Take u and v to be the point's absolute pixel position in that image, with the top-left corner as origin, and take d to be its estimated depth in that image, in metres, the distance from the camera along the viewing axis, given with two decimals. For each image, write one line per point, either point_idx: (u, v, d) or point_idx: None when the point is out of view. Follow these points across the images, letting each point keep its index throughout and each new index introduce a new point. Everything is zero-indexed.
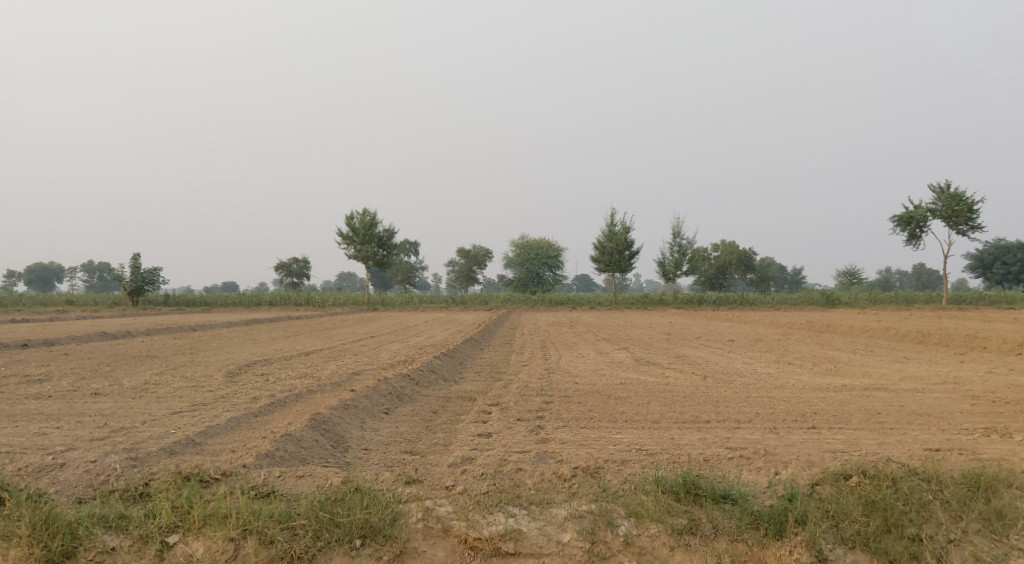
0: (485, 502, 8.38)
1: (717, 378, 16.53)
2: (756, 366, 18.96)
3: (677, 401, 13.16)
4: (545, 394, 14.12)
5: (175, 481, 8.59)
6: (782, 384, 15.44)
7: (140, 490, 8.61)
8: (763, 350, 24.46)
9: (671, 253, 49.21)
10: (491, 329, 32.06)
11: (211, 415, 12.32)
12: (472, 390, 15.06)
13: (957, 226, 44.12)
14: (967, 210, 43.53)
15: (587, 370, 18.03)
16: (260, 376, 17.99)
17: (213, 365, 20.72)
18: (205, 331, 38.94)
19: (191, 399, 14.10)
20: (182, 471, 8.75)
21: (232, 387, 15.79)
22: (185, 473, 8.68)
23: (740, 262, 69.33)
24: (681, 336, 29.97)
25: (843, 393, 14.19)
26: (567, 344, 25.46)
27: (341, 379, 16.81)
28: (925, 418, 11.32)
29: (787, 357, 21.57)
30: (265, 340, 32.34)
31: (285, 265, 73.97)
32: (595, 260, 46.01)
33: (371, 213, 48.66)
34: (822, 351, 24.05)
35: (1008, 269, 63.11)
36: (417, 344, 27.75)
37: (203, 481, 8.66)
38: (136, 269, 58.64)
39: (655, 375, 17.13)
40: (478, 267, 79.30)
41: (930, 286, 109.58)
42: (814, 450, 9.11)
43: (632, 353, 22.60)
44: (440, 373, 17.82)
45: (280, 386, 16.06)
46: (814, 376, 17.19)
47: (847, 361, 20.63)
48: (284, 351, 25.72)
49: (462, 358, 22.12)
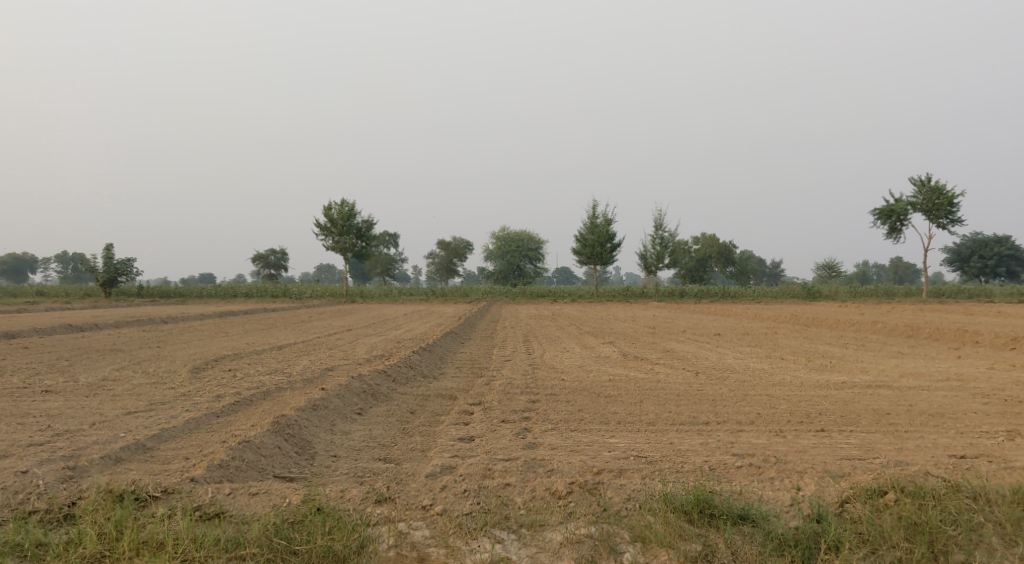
0: (467, 526, 7.48)
1: (709, 375, 15.70)
2: (748, 362, 18.12)
3: (671, 401, 12.31)
4: (529, 392, 13.23)
5: (106, 501, 7.64)
6: (779, 382, 14.59)
7: (65, 512, 7.63)
8: (752, 345, 23.66)
9: (653, 245, 48.47)
10: (472, 322, 31.14)
11: (167, 416, 11.36)
12: (452, 387, 14.16)
13: (937, 219, 43.62)
14: (948, 203, 43.05)
15: (573, 366, 17.15)
16: (227, 371, 17.01)
17: (180, 359, 19.71)
18: (177, 323, 37.81)
19: (148, 398, 13.11)
20: (116, 489, 7.79)
21: (195, 384, 14.81)
22: (119, 492, 7.73)
23: (721, 256, 68.72)
24: (667, 330, 29.13)
25: (845, 391, 13.35)
26: (550, 338, 24.65)
27: (312, 376, 15.86)
28: (941, 420, 10.48)
29: (778, 352, 20.74)
30: (238, 334, 31.28)
31: (261, 257, 72.74)
32: (576, 252, 45.16)
33: (349, 203, 47.59)
34: (813, 345, 23.24)
35: (986, 262, 62.94)
36: (395, 337, 26.83)
37: (139, 501, 7.71)
38: (109, 260, 57.31)
39: (644, 371, 16.25)
40: (458, 259, 78.41)
41: (908, 280, 109.66)
42: (832, 458, 8.28)
43: (618, 348, 21.73)
44: (418, 369, 16.92)
45: (247, 383, 15.08)
46: (810, 372, 16.37)
47: (841, 357, 19.81)
48: (257, 345, 24.71)
49: (442, 353, 21.18)
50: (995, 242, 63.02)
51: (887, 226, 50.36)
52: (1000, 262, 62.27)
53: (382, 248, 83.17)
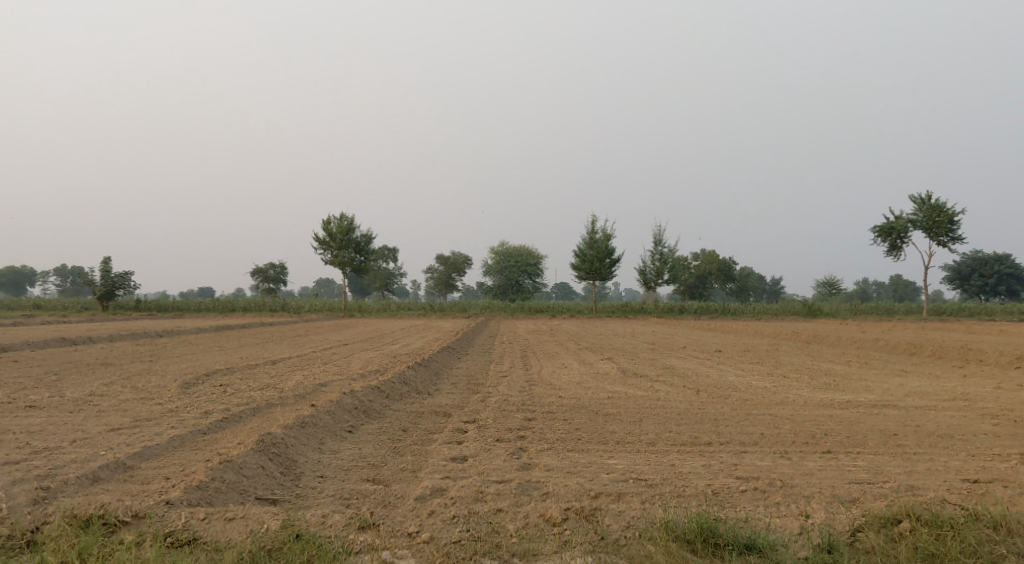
0: (455, 554, 7.09)
1: (711, 393, 15.36)
2: (750, 380, 17.78)
3: (672, 420, 11.97)
4: (525, 410, 12.89)
5: (73, 527, 7.27)
6: (782, 401, 14.25)
7: (29, 537, 7.26)
8: (753, 362, 23.30)
9: (652, 261, 48.18)
10: (469, 337, 30.77)
11: (152, 433, 10.99)
12: (447, 404, 13.82)
13: (937, 237, 43.35)
14: (948, 221, 42.81)
15: (571, 383, 16.78)
16: (218, 386, 16.64)
17: (171, 374, 19.33)
18: (172, 337, 37.42)
19: (133, 414, 12.75)
20: (85, 512, 7.43)
21: (184, 400, 14.43)
22: (88, 517, 7.36)
23: (720, 272, 68.40)
24: (667, 347, 28.76)
25: (850, 411, 13.00)
26: (549, 353, 24.30)
27: (305, 391, 15.51)
28: (951, 442, 10.14)
29: (780, 370, 20.36)
30: (232, 348, 30.87)
31: (260, 270, 72.39)
32: (575, 267, 44.85)
33: (348, 218, 47.30)
34: (815, 363, 22.87)
35: (985, 281, 62.67)
36: (392, 352, 26.47)
37: (109, 525, 7.34)
38: (106, 273, 56.92)
39: (644, 389, 15.88)
40: (457, 274, 78.12)
41: (907, 297, 109.41)
42: (840, 482, 7.95)
43: (618, 364, 21.35)
44: (413, 384, 16.57)
45: (237, 399, 14.72)
46: (813, 391, 16.03)
47: (844, 375, 19.45)
48: (250, 360, 24.33)
49: (438, 368, 20.82)
50: (995, 260, 62.79)
51: (887, 243, 50.09)
52: (1000, 280, 62.02)
53: (381, 263, 82.88)
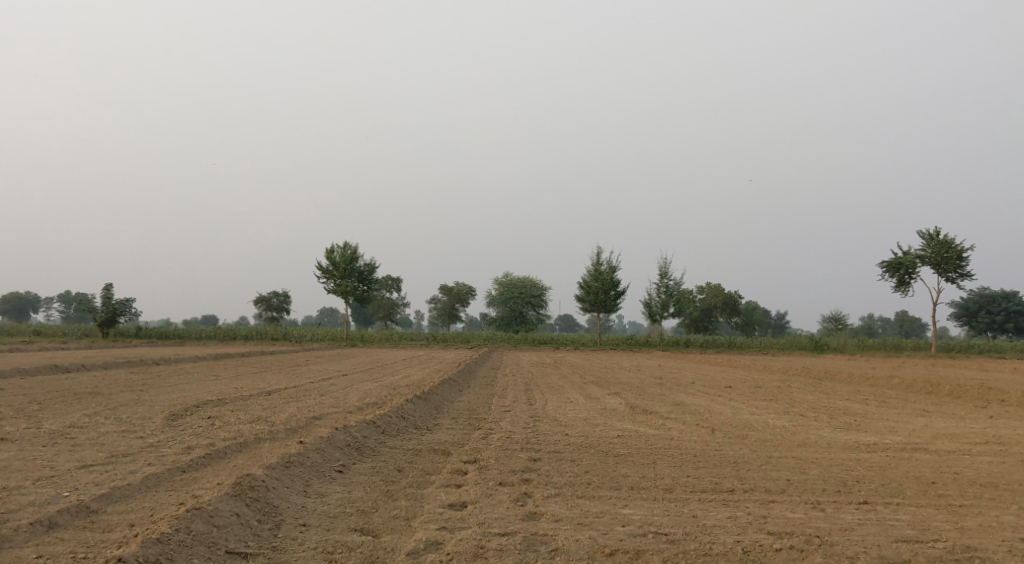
0: None
1: (727, 432, 14.51)
2: (767, 419, 16.89)
3: (689, 463, 11.11)
4: (530, 449, 12.03)
5: None
6: (803, 442, 13.39)
7: None
8: (766, 399, 22.37)
9: (658, 294, 47.37)
10: (471, 369, 29.88)
11: (126, 471, 10.13)
12: (447, 442, 12.96)
13: (946, 273, 42.51)
14: (958, 257, 42.01)
15: (578, 419, 15.91)
16: (205, 419, 15.79)
17: (159, 405, 18.46)
18: (168, 366, 36.55)
19: (110, 448, 11.89)
20: None
21: (167, 434, 13.58)
22: None
23: (726, 306, 67.46)
24: (675, 382, 27.84)
25: (878, 455, 12.14)
26: (554, 387, 23.44)
27: (297, 425, 14.67)
28: (997, 492, 9.28)
29: (796, 408, 19.44)
30: (229, 377, 30.01)
31: (264, 299, 71.71)
32: (580, 299, 44.03)
33: (352, 247, 46.61)
34: (831, 401, 21.94)
35: (993, 318, 61.72)
36: (391, 384, 25.58)
37: None
38: (107, 299, 56.14)
39: (655, 428, 14.96)
40: (461, 304, 77.34)
41: (914, 333, 108.37)
42: (886, 540, 7.11)
43: (626, 400, 20.43)
44: (411, 419, 15.73)
45: (224, 433, 13.85)
46: (836, 431, 15.14)
47: (863, 414, 18.52)
48: (244, 390, 23.46)
49: (439, 402, 19.93)
50: (1003, 297, 61.96)
51: (895, 278, 49.27)
52: (1008, 318, 61.08)
53: (384, 293, 82.14)
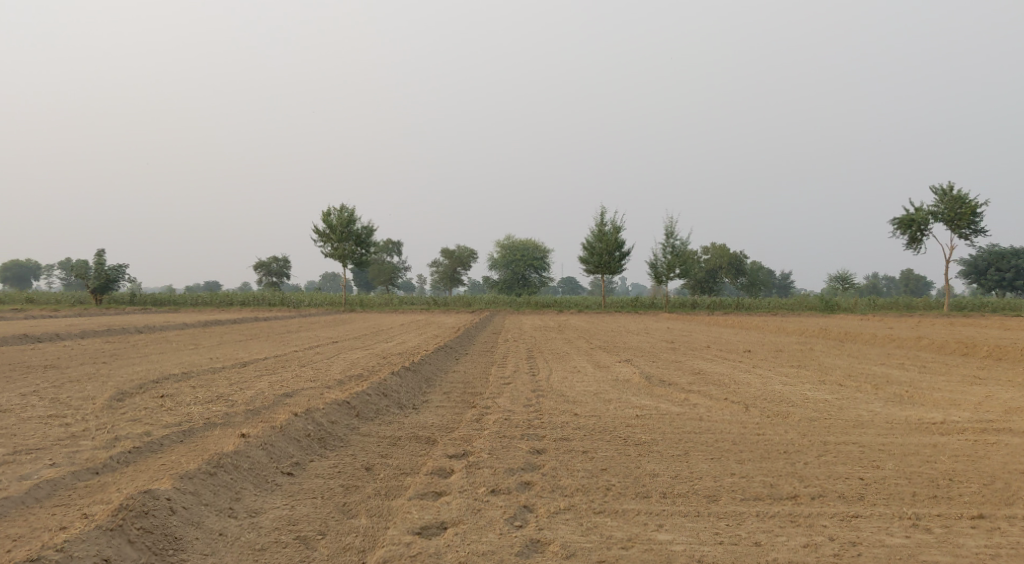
0: None
1: (764, 410, 12.29)
2: (802, 391, 14.73)
3: (730, 455, 8.90)
4: (532, 437, 9.86)
5: None
6: (857, 423, 11.21)
7: None
8: (793, 365, 20.24)
9: (664, 254, 45.09)
10: (470, 334, 27.80)
11: (14, 477, 7.89)
12: (433, 428, 10.79)
13: (959, 230, 40.13)
14: (971, 213, 39.55)
15: (587, 394, 13.74)
16: (157, 398, 13.60)
17: (115, 381, 16.24)
18: (149, 333, 34.24)
19: (16, 442, 9.61)
20: None
21: (100, 419, 11.31)
22: None
23: (731, 266, 65.12)
24: (688, 346, 25.69)
25: (955, 439, 9.99)
26: (557, 354, 21.30)
27: (261, 407, 12.46)
28: None
29: (830, 377, 17.26)
30: (210, 346, 27.90)
31: (263, 264, 69.44)
32: (583, 261, 41.77)
33: (348, 210, 44.34)
34: (865, 368, 19.72)
35: (1003, 276, 59.27)
36: (382, 353, 23.37)
37: None
38: (99, 266, 53.68)
39: (678, 404, 12.77)
40: (462, 267, 75.13)
41: (919, 292, 106.32)
42: None
43: (639, 369, 18.25)
44: (393, 395, 13.55)
45: (169, 418, 11.61)
46: (889, 406, 12.95)
47: (907, 383, 16.32)
48: (219, 361, 21.35)
49: (430, 373, 17.75)
50: (1013, 254, 59.45)
51: (907, 236, 46.94)
52: (1017, 275, 58.65)
53: (384, 257, 79.86)
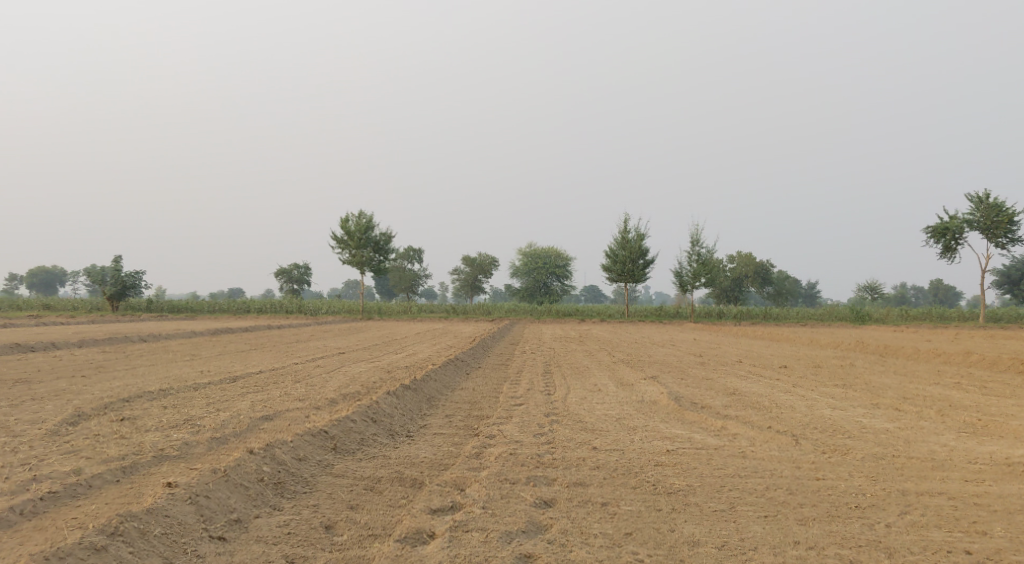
0: None
1: (818, 443, 10.36)
2: (854, 417, 12.78)
3: (791, 512, 7.01)
4: (540, 482, 8.01)
5: None
6: (934, 462, 9.26)
7: None
8: (837, 384, 18.23)
9: (690, 262, 43.06)
10: (485, 344, 25.95)
11: None
12: (422, 465, 9.00)
13: (996, 238, 37.77)
14: (1009, 220, 37.19)
15: (608, 419, 11.87)
16: (118, 420, 11.91)
17: (84, 399, 14.59)
18: (153, 343, 32.48)
19: None
20: None
21: (32, 451, 9.52)
22: None
23: (756, 275, 62.79)
24: (718, 360, 23.76)
25: None
26: (576, 369, 19.43)
27: (229, 435, 10.65)
28: None
29: (881, 400, 15.30)
30: (209, 357, 26.21)
31: (283, 271, 67.91)
32: (606, 269, 39.86)
33: (367, 216, 42.71)
34: (918, 388, 17.72)
35: None
36: (387, 366, 21.57)
37: None
38: (115, 272, 52.30)
39: (716, 435, 10.86)
40: (484, 275, 73.22)
41: (949, 301, 103.45)
42: None
43: (667, 388, 16.35)
44: (386, 421, 11.71)
45: (117, 448, 9.82)
46: (962, 439, 11.01)
47: (973, 408, 14.30)
48: (210, 376, 19.63)
49: (434, 391, 15.95)
50: None
51: (941, 245, 44.61)
52: None
53: (404, 265, 78.07)
